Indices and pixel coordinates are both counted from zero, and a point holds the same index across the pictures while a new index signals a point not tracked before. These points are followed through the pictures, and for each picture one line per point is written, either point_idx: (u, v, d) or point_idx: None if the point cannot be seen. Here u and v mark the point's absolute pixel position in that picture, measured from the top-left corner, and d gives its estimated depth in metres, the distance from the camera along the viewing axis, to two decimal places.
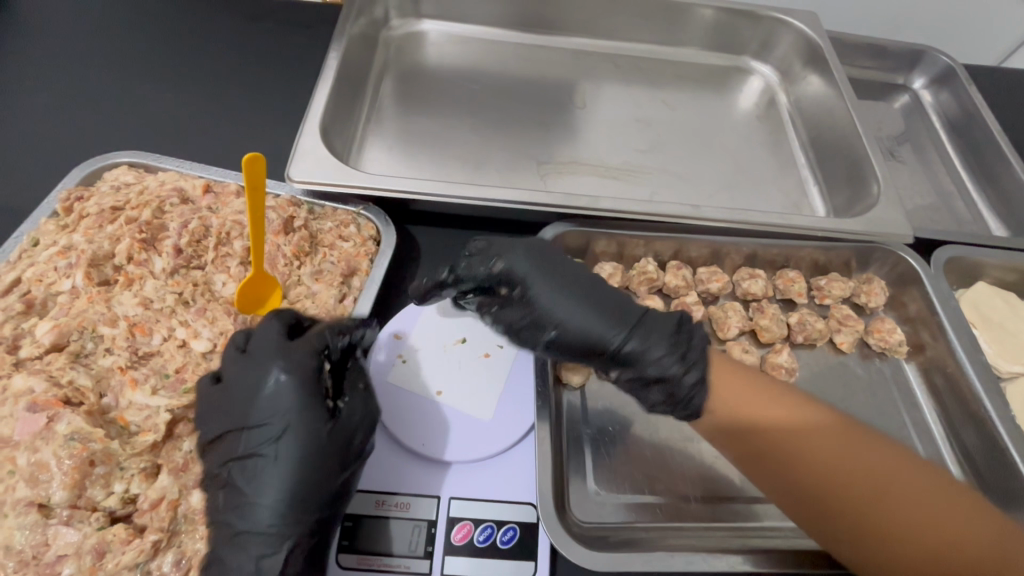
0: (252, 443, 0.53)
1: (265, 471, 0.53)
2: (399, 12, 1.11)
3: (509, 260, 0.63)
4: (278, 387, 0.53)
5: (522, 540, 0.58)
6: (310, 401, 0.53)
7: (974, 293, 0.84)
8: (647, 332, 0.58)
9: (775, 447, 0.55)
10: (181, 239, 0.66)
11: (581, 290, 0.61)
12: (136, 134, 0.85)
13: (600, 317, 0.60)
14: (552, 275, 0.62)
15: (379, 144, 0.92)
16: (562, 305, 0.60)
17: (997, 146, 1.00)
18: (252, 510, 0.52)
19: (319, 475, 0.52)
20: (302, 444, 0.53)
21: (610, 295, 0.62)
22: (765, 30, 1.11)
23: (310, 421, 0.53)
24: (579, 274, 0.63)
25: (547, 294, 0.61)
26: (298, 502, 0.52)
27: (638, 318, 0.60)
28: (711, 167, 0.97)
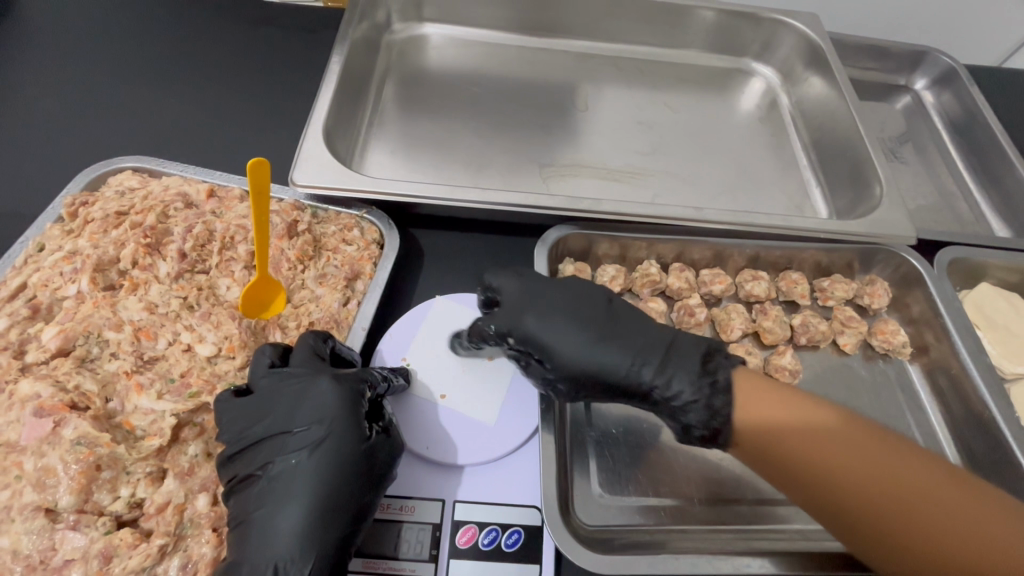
0: (291, 447, 0.54)
1: (296, 476, 0.53)
2: (401, 16, 1.11)
3: (524, 323, 0.62)
4: (324, 399, 0.55)
5: (527, 543, 0.58)
6: (352, 419, 0.55)
7: (977, 293, 0.84)
8: (674, 378, 0.59)
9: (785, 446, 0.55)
10: (185, 244, 0.66)
11: (600, 340, 0.61)
12: (140, 139, 0.85)
13: (625, 369, 0.60)
14: (570, 333, 0.62)
15: (382, 148, 0.92)
16: (586, 361, 0.61)
17: (1000, 146, 1.00)
18: (274, 512, 0.51)
19: (349, 484, 0.53)
20: (339, 453, 0.53)
21: (633, 341, 0.62)
22: (766, 31, 1.11)
23: (348, 438, 0.54)
24: (596, 325, 0.62)
25: (568, 352, 0.61)
26: (322, 513, 0.51)
27: (664, 361, 0.60)
28: (714, 169, 0.98)
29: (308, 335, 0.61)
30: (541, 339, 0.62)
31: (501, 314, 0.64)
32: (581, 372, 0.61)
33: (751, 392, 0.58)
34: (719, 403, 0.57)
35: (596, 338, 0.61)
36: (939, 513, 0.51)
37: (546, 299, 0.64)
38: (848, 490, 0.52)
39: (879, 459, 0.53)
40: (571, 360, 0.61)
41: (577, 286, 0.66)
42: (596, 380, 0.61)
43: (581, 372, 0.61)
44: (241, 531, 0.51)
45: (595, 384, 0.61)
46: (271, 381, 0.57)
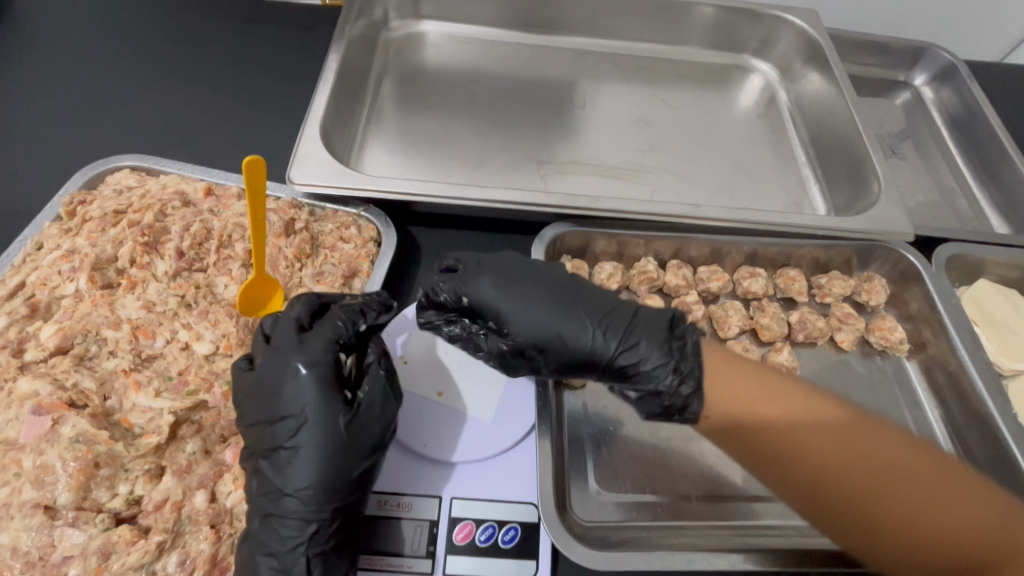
0: (277, 434, 0.54)
1: (290, 461, 0.53)
2: (399, 13, 1.11)
3: (475, 289, 0.62)
4: (297, 382, 0.54)
5: (524, 539, 0.58)
6: (328, 394, 0.54)
7: (975, 290, 0.84)
8: (638, 346, 0.58)
9: (782, 442, 0.54)
10: (183, 242, 0.66)
11: (561, 311, 0.60)
12: (139, 137, 0.85)
13: (587, 339, 0.59)
14: (542, 297, 0.61)
15: (380, 146, 0.92)
16: (547, 331, 0.59)
17: (999, 142, 1.00)
18: (277, 497, 0.53)
19: (339, 462, 0.53)
20: (323, 435, 0.53)
21: (590, 306, 0.61)
22: (765, 28, 1.11)
23: (328, 416, 0.53)
24: (559, 295, 0.61)
25: (523, 318, 0.60)
26: (323, 492, 0.52)
27: (629, 331, 0.59)
28: (711, 165, 0.97)
29: (295, 303, 0.59)
30: (495, 303, 0.61)
31: (455, 279, 0.64)
32: (542, 339, 0.59)
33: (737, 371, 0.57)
34: (690, 368, 0.56)
35: (556, 305, 0.60)
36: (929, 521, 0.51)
37: (492, 267, 0.63)
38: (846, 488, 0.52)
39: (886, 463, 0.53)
40: (530, 327, 0.59)
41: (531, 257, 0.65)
42: (558, 353, 0.60)
43: (537, 338, 0.59)
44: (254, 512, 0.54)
45: (557, 355, 0.60)
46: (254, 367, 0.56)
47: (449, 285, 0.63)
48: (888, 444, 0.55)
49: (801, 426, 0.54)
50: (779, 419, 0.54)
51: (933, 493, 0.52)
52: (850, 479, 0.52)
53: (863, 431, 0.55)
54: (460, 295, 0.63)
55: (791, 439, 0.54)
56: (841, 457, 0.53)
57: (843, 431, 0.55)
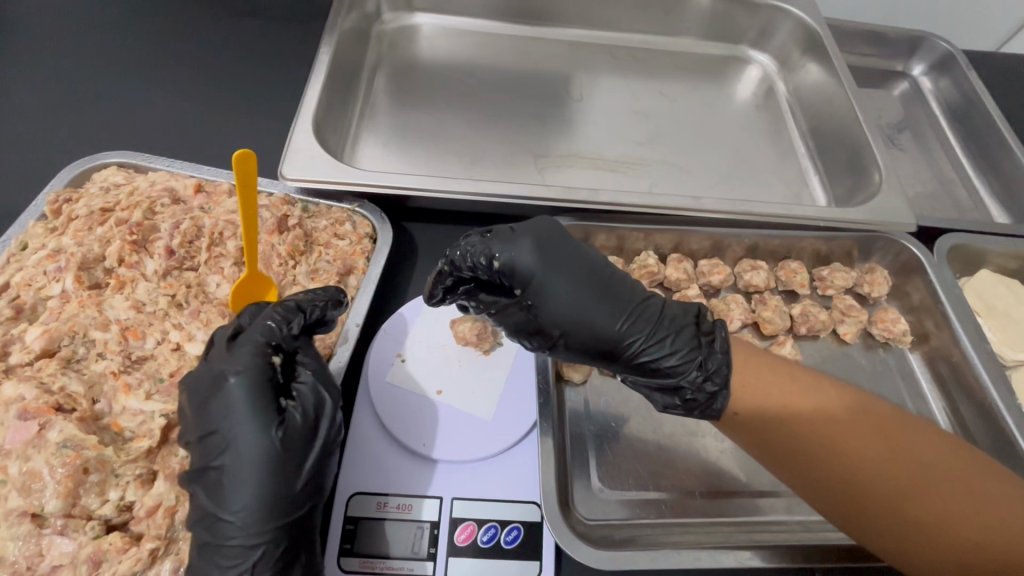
0: (207, 452, 0.51)
1: (222, 481, 0.50)
2: (392, 5, 1.09)
3: (512, 254, 0.58)
4: (226, 394, 0.52)
5: (527, 540, 0.57)
6: (257, 403, 0.52)
7: (978, 280, 0.83)
8: (669, 339, 0.57)
9: (808, 436, 0.53)
10: (173, 241, 0.64)
11: (595, 293, 0.58)
12: (127, 133, 0.83)
13: (617, 325, 0.57)
14: (579, 277, 0.59)
15: (374, 140, 0.91)
16: (579, 314, 0.57)
17: (999, 131, 0.99)
18: (212, 522, 0.50)
19: (276, 476, 0.51)
20: (256, 449, 0.51)
21: (623, 293, 0.59)
22: (763, 18, 1.10)
23: (260, 427, 0.51)
24: (593, 278, 0.59)
25: (558, 295, 0.58)
26: (262, 510, 0.50)
27: (659, 323, 0.58)
28: (710, 157, 0.96)
29: (243, 312, 0.58)
30: (533, 273, 0.58)
31: (488, 240, 0.59)
32: (570, 319, 0.58)
33: (746, 360, 0.57)
34: (719, 365, 0.56)
35: (591, 287, 0.58)
36: (953, 521, 0.50)
37: (532, 235, 0.59)
38: (870, 482, 0.51)
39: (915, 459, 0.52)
40: (563, 307, 0.57)
41: (567, 232, 0.62)
42: (582, 337, 0.58)
43: (567, 317, 0.57)
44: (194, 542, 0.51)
45: (578, 338, 0.58)
46: (185, 382, 0.54)
47: (481, 246, 0.59)
48: (920, 440, 0.53)
49: (827, 419, 0.53)
50: (807, 414, 0.53)
51: (962, 495, 0.51)
52: (874, 475, 0.51)
53: (897, 427, 0.54)
54: (492, 259, 0.59)
55: (817, 431, 0.53)
56: (871, 452, 0.52)
57: (875, 427, 0.53)
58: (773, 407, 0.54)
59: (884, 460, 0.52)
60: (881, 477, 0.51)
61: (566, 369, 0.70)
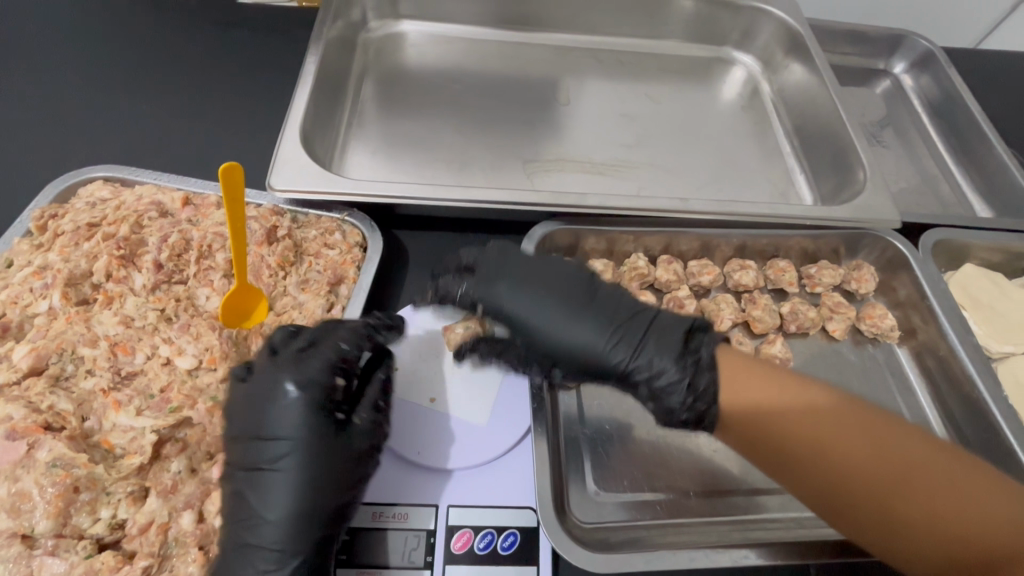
0: (263, 454, 0.54)
1: (272, 485, 0.54)
2: (377, 13, 1.09)
3: (493, 292, 0.63)
4: (288, 404, 0.55)
5: (523, 545, 0.57)
6: (317, 417, 0.55)
7: (962, 274, 0.84)
8: (652, 359, 0.59)
9: (799, 442, 0.53)
10: (161, 254, 0.64)
11: (575, 320, 0.62)
12: (112, 147, 0.83)
13: (600, 348, 0.60)
14: (558, 306, 0.62)
15: (363, 149, 0.91)
16: (561, 340, 0.61)
17: (979, 127, 1.01)
18: (256, 523, 0.53)
19: (323, 489, 0.53)
20: (310, 461, 0.54)
21: (605, 317, 0.62)
22: (745, 20, 1.11)
23: (317, 440, 0.55)
24: (572, 303, 0.63)
25: (541, 325, 0.62)
26: (303, 519, 0.53)
27: (643, 343, 0.60)
28: (698, 158, 0.97)
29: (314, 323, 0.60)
30: (508, 309, 0.63)
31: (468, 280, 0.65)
32: (556, 346, 0.62)
33: (733, 371, 0.56)
34: (705, 385, 0.56)
35: (571, 314, 0.62)
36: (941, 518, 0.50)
37: (510, 273, 0.64)
38: (859, 482, 0.52)
39: (904, 457, 0.52)
40: (548, 335, 0.62)
41: (547, 260, 0.66)
42: (571, 363, 0.62)
43: (553, 344, 0.62)
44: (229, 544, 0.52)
45: (569, 362, 0.62)
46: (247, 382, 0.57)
47: (461, 287, 0.65)
48: (908, 439, 0.53)
49: (817, 421, 0.54)
50: (796, 418, 0.54)
51: (950, 491, 0.51)
52: (864, 475, 0.52)
53: (885, 427, 0.54)
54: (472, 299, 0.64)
55: (807, 434, 0.53)
56: (858, 453, 0.52)
57: (864, 427, 0.54)
58: (764, 413, 0.54)
59: (872, 459, 0.52)
60: (868, 478, 0.52)
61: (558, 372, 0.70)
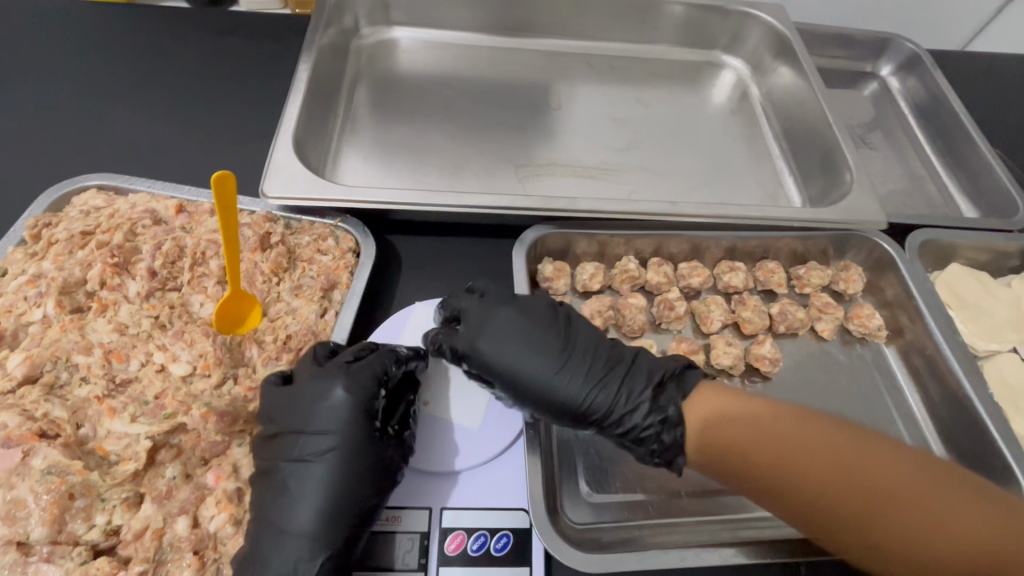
0: (305, 449, 0.55)
1: (307, 479, 0.55)
2: (369, 20, 1.10)
3: (475, 347, 0.62)
4: (336, 405, 0.56)
5: (516, 546, 0.58)
6: (361, 421, 0.56)
7: (949, 275, 0.85)
8: (629, 410, 0.59)
9: (775, 466, 0.52)
10: (155, 262, 0.65)
11: (553, 368, 0.61)
12: (105, 155, 0.83)
13: (580, 397, 0.60)
14: (535, 353, 0.61)
15: (356, 155, 0.91)
16: (541, 389, 0.60)
17: (964, 128, 1.02)
18: (286, 514, 0.53)
19: (357, 489, 0.54)
20: (348, 461, 0.55)
21: (583, 365, 0.61)
22: (734, 24, 1.12)
23: (359, 442, 0.56)
24: (551, 350, 0.62)
25: (526, 379, 0.60)
26: (334, 515, 0.53)
27: (622, 393, 0.60)
28: (688, 162, 0.98)
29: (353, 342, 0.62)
30: (488, 356, 0.61)
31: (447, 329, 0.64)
32: (539, 397, 0.60)
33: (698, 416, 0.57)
34: (672, 440, 0.57)
35: (550, 362, 0.61)
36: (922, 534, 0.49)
37: (492, 328, 0.63)
38: (839, 506, 0.51)
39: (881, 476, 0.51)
40: (532, 389, 0.60)
41: (523, 303, 0.65)
42: (547, 410, 0.61)
43: (536, 397, 0.60)
44: (263, 531, 0.53)
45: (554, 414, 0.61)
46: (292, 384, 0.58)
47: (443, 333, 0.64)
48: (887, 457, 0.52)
49: (792, 445, 0.53)
50: (768, 443, 0.53)
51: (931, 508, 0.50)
52: (843, 496, 0.51)
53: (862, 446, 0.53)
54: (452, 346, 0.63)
55: (784, 457, 0.52)
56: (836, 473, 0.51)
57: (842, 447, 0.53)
58: (736, 440, 0.54)
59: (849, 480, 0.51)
60: (841, 500, 0.51)
61: None
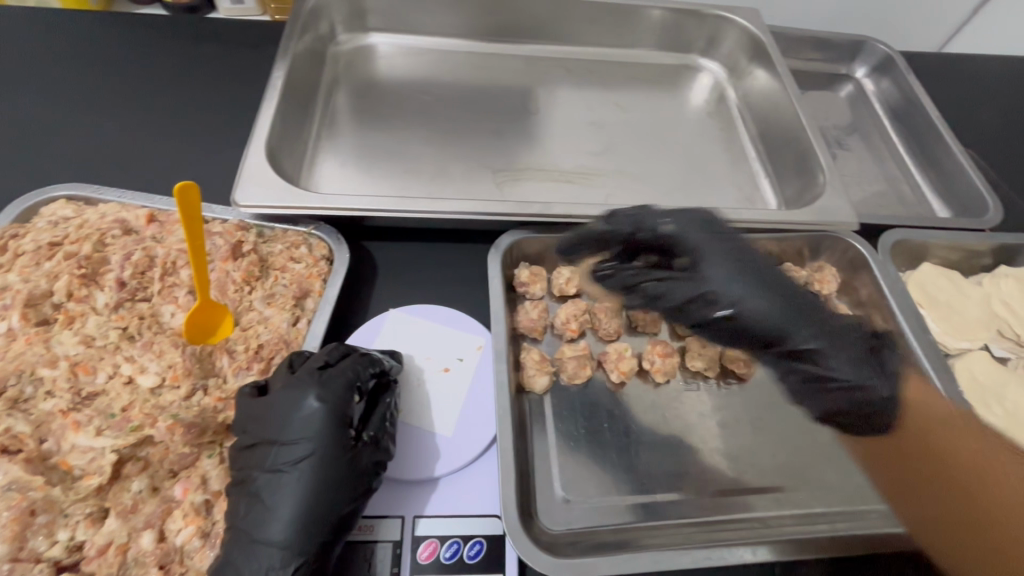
0: (276, 460, 0.53)
1: (281, 489, 0.52)
2: (346, 27, 1.10)
3: (699, 263, 0.70)
4: (309, 413, 0.54)
5: (489, 553, 0.57)
6: (336, 428, 0.55)
7: (920, 274, 0.86)
8: (830, 346, 0.67)
9: None
10: (124, 272, 0.64)
11: (779, 295, 0.69)
12: (75, 165, 0.82)
13: (791, 322, 0.68)
14: (778, 280, 0.70)
15: (332, 161, 0.91)
16: (759, 306, 0.67)
17: (936, 129, 1.04)
18: (259, 524, 0.51)
19: (333, 497, 0.52)
20: (323, 468, 0.53)
21: (800, 301, 0.69)
22: (710, 28, 1.13)
23: (334, 449, 0.54)
24: (773, 283, 0.70)
25: (758, 308, 0.67)
26: (308, 524, 0.51)
27: (821, 328, 0.68)
28: (665, 165, 0.99)
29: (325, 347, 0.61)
30: (732, 271, 0.69)
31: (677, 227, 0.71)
32: (746, 312, 0.68)
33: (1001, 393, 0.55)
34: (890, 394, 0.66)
35: (774, 290, 0.69)
36: None
37: (739, 254, 0.70)
38: None
39: None
40: (744, 307, 0.68)
41: (725, 230, 0.72)
42: (742, 322, 0.68)
43: (752, 316, 0.67)
44: (235, 541, 0.51)
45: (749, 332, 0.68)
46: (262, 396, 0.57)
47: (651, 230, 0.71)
48: None
49: None
50: None
51: None
52: None
53: None
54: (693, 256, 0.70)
55: None
56: None
57: None
58: None
59: None
60: None
61: (528, 380, 0.71)
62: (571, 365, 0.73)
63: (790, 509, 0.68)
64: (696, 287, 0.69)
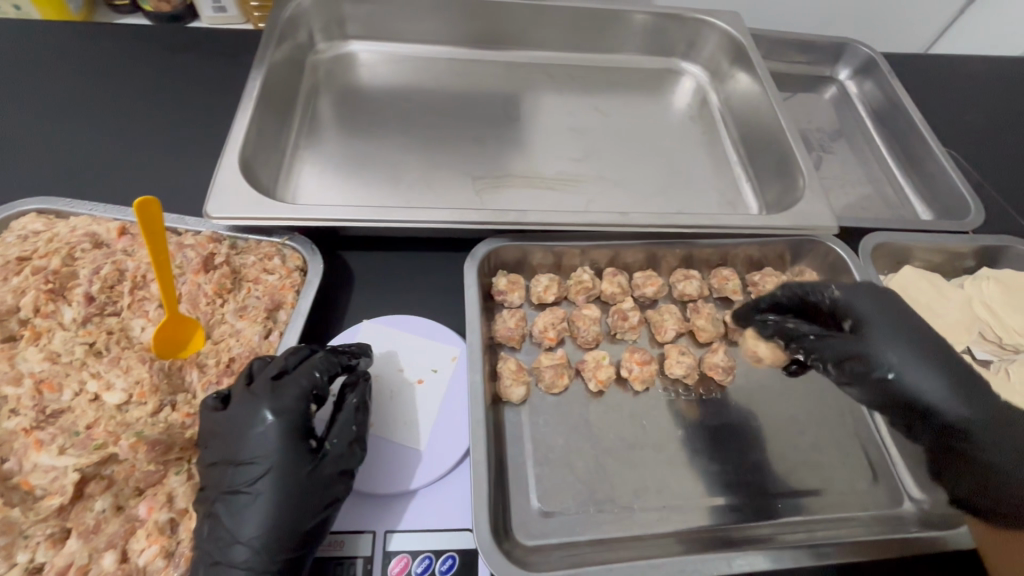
0: (236, 480, 0.53)
1: (244, 508, 0.52)
2: (326, 35, 1.09)
3: (865, 331, 0.62)
4: (263, 429, 0.54)
5: (461, 568, 0.57)
6: (292, 442, 0.54)
7: (902, 277, 0.85)
8: (1003, 441, 0.56)
9: None
10: (92, 286, 0.63)
11: (955, 378, 0.58)
12: (47, 177, 0.81)
13: (957, 404, 0.57)
14: (951, 361, 0.59)
15: (309, 170, 0.91)
16: (924, 384, 0.58)
17: (918, 131, 1.04)
18: (224, 545, 0.51)
19: (297, 512, 0.52)
20: (282, 484, 0.52)
21: (977, 388, 0.58)
22: (691, 31, 1.13)
23: (292, 464, 0.53)
24: (955, 365, 0.59)
25: (923, 384, 0.58)
26: (273, 541, 0.51)
27: (996, 418, 0.57)
28: (646, 169, 0.98)
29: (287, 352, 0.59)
30: (889, 340, 0.60)
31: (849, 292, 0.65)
32: (910, 385, 0.58)
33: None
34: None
35: (953, 372, 0.58)
36: None
37: (906, 324, 0.61)
38: None
39: None
40: (907, 376, 0.58)
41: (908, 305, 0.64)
42: (901, 394, 0.59)
43: (920, 391, 0.58)
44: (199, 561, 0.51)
45: (907, 408, 0.59)
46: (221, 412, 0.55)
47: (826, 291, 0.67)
48: None
49: None
50: None
51: None
52: None
53: None
54: (851, 320, 0.64)
55: None
56: None
57: None
58: None
59: None
60: None
61: (504, 390, 0.71)
62: (548, 374, 0.73)
63: (769, 517, 0.68)
64: (858, 354, 0.61)
